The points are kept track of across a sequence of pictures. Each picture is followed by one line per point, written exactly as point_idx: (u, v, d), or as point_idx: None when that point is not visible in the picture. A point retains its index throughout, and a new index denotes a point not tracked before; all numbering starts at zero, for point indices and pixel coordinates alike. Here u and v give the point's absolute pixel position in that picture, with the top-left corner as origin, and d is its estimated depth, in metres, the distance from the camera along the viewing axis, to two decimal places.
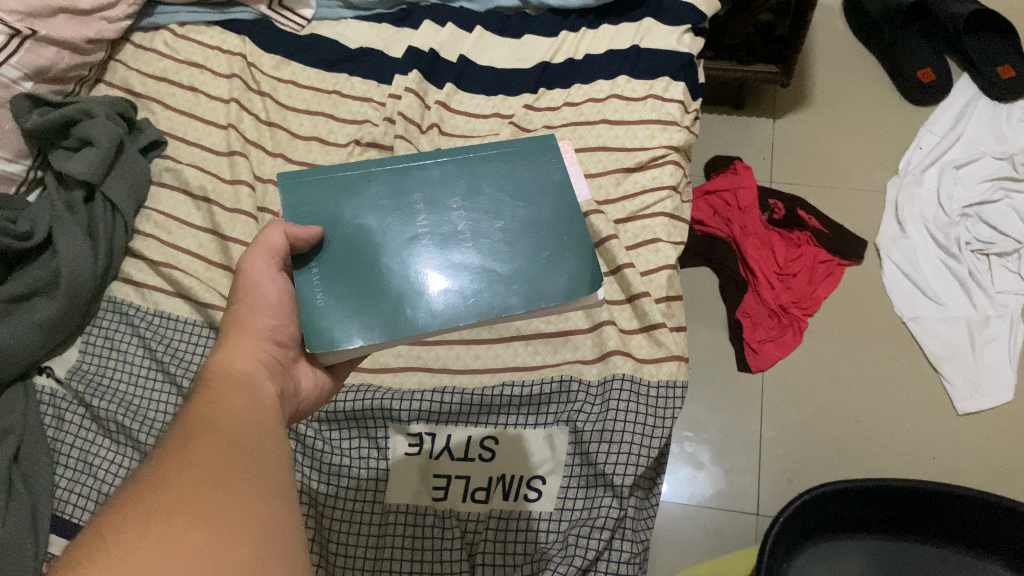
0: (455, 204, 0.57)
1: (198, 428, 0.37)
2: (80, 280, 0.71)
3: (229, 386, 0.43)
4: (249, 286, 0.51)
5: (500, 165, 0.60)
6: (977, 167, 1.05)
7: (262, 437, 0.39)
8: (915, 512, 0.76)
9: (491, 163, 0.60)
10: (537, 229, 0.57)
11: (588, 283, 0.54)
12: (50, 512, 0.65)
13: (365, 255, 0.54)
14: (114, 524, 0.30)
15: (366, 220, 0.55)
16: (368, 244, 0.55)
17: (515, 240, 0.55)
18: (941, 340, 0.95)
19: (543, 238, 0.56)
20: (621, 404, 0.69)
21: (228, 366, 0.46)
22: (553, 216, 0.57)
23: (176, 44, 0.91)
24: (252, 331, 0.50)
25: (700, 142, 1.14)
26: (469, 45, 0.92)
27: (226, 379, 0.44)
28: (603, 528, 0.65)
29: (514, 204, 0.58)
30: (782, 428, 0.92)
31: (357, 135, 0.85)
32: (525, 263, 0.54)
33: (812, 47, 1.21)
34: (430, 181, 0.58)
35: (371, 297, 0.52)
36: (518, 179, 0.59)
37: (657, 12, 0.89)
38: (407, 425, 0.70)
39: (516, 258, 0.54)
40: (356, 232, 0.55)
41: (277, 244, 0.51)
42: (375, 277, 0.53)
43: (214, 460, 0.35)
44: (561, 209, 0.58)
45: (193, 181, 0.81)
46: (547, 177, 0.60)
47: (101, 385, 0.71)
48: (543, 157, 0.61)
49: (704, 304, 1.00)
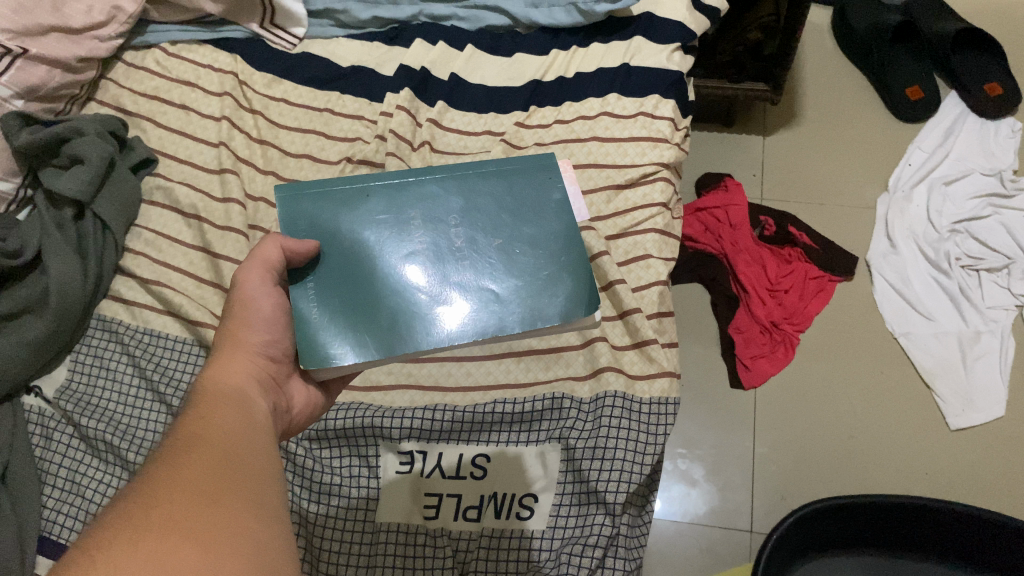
0: (452, 221, 0.57)
1: (190, 445, 0.37)
2: (69, 298, 0.70)
3: (220, 403, 0.43)
4: (243, 301, 0.51)
5: (498, 182, 0.60)
6: (966, 183, 1.06)
7: (255, 454, 0.39)
8: (913, 528, 0.75)
9: (489, 179, 0.60)
10: (535, 248, 0.57)
11: (585, 302, 0.54)
12: (37, 533, 0.65)
13: (362, 270, 0.54)
14: (103, 541, 0.29)
15: (363, 234, 0.55)
16: (366, 259, 0.54)
17: (512, 259, 0.55)
18: (933, 356, 0.95)
19: (541, 256, 0.56)
20: (613, 421, 0.69)
21: (219, 382, 0.46)
22: (551, 234, 0.58)
23: (168, 62, 0.91)
24: (244, 346, 0.50)
25: (691, 158, 1.14)
26: (460, 64, 0.92)
27: (217, 396, 0.44)
28: (596, 546, 0.66)
29: (511, 221, 0.58)
30: (775, 444, 0.92)
31: (348, 153, 0.85)
32: (522, 283, 0.54)
33: (801, 64, 1.22)
34: (428, 198, 0.58)
35: (367, 313, 0.52)
36: (516, 197, 0.59)
37: (647, 30, 0.90)
38: (398, 443, 0.70)
39: (514, 277, 0.54)
40: (352, 246, 0.55)
41: (273, 258, 0.51)
42: (371, 292, 0.53)
43: (205, 476, 0.34)
44: (557, 228, 0.58)
45: (185, 200, 0.81)
46: (543, 194, 0.60)
47: (89, 404, 0.71)
48: (539, 171, 0.61)
49: (695, 320, 1.01)
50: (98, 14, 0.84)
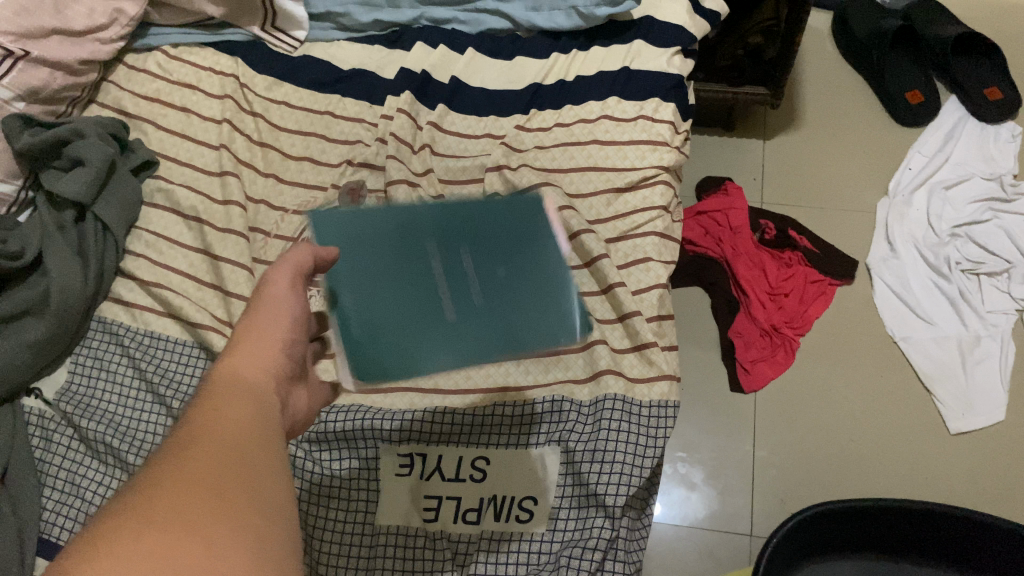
0: (460, 264, 0.57)
1: (202, 437, 0.36)
2: (69, 300, 0.70)
3: (235, 394, 0.41)
4: (269, 300, 0.50)
5: (505, 219, 0.59)
6: (965, 188, 1.06)
7: (264, 453, 0.37)
8: (915, 532, 0.75)
9: (497, 214, 0.59)
10: (535, 283, 0.58)
11: (563, 329, 0.56)
12: (37, 534, 0.65)
13: (393, 296, 0.56)
14: (108, 536, 0.29)
15: (380, 252, 0.56)
16: (379, 278, 0.56)
17: (509, 297, 0.57)
18: (933, 360, 0.95)
19: (535, 291, 0.58)
20: (613, 423, 0.69)
21: (236, 371, 0.44)
22: (551, 269, 0.59)
23: (169, 65, 0.91)
24: (269, 341, 0.48)
25: (692, 162, 1.14)
26: (461, 67, 0.92)
27: (232, 386, 0.42)
28: (595, 549, 0.65)
29: (514, 260, 0.58)
30: (775, 447, 0.92)
31: (349, 155, 0.85)
32: (514, 319, 0.56)
33: (801, 68, 1.22)
34: (441, 227, 0.58)
35: (376, 327, 0.55)
36: (519, 237, 0.59)
37: (647, 34, 0.90)
38: (398, 445, 0.69)
39: (511, 313, 0.56)
40: (383, 280, 0.56)
41: (306, 263, 0.52)
42: (381, 311, 0.55)
43: (211, 472, 0.33)
44: (555, 266, 0.59)
45: (185, 202, 0.81)
46: (528, 242, 0.59)
47: (88, 406, 0.71)
48: (524, 215, 0.60)
49: (695, 324, 1.00)
50: (100, 16, 0.85)
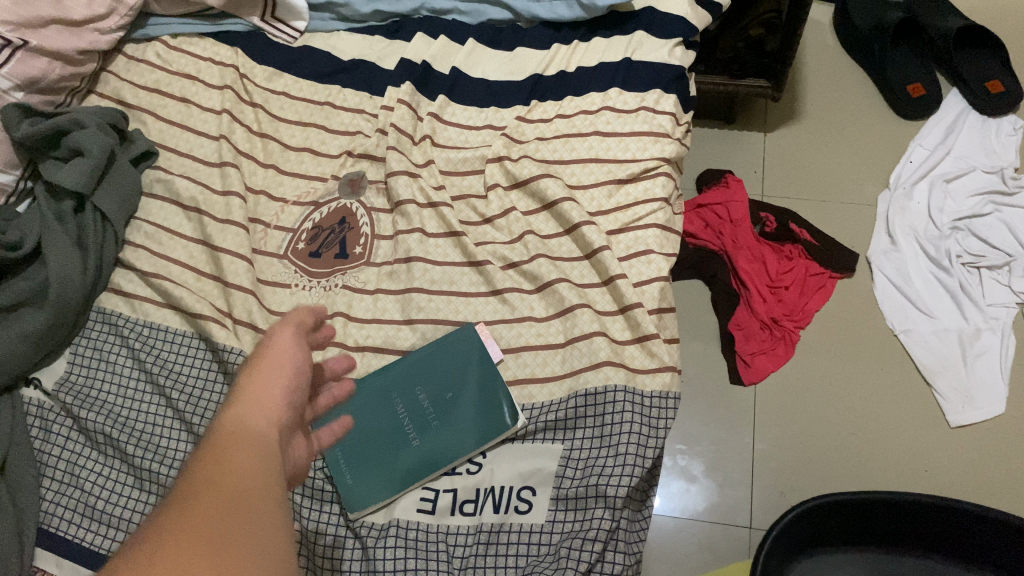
0: (422, 403, 0.71)
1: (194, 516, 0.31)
2: (69, 290, 0.70)
3: (237, 455, 0.35)
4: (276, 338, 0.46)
5: (439, 361, 0.72)
6: (967, 181, 1.06)
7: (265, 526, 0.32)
8: (918, 525, 0.75)
9: (438, 362, 0.72)
10: (471, 394, 0.71)
11: (499, 426, 0.69)
12: (36, 525, 0.65)
13: (371, 447, 0.69)
14: None
15: (369, 414, 0.70)
16: (374, 435, 0.70)
17: (463, 408, 0.70)
18: (933, 353, 0.95)
19: (471, 401, 0.70)
20: (615, 415, 0.68)
21: (243, 418, 0.38)
22: (481, 379, 0.71)
23: (168, 55, 0.91)
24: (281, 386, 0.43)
25: (692, 155, 1.14)
26: (462, 57, 0.92)
27: (233, 447, 0.36)
28: (595, 540, 0.63)
29: (450, 388, 0.71)
30: (775, 441, 0.92)
31: (349, 146, 0.86)
32: (472, 420, 0.69)
33: (803, 61, 1.22)
34: (407, 382, 0.71)
35: (384, 468, 0.68)
36: (450, 373, 0.72)
37: (648, 26, 0.90)
38: (395, 438, 0.70)
39: (467, 419, 0.70)
40: (359, 439, 0.69)
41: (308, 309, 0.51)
42: (379, 455, 0.69)
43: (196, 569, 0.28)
44: (483, 379, 0.71)
45: (185, 192, 0.80)
46: (450, 366, 0.72)
47: (88, 396, 0.71)
48: (459, 343, 0.73)
49: (695, 316, 1.00)
50: (99, 7, 0.84)
